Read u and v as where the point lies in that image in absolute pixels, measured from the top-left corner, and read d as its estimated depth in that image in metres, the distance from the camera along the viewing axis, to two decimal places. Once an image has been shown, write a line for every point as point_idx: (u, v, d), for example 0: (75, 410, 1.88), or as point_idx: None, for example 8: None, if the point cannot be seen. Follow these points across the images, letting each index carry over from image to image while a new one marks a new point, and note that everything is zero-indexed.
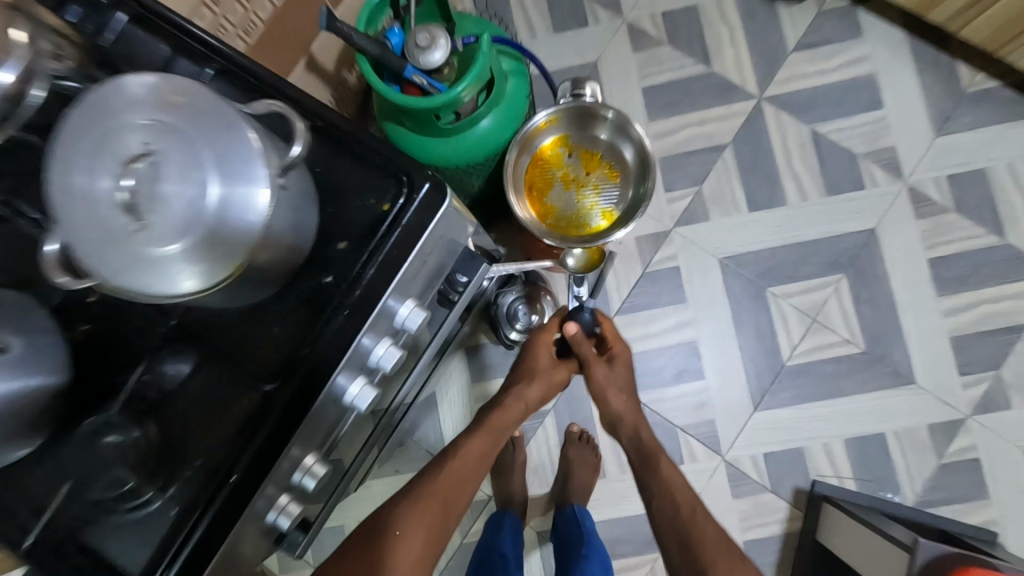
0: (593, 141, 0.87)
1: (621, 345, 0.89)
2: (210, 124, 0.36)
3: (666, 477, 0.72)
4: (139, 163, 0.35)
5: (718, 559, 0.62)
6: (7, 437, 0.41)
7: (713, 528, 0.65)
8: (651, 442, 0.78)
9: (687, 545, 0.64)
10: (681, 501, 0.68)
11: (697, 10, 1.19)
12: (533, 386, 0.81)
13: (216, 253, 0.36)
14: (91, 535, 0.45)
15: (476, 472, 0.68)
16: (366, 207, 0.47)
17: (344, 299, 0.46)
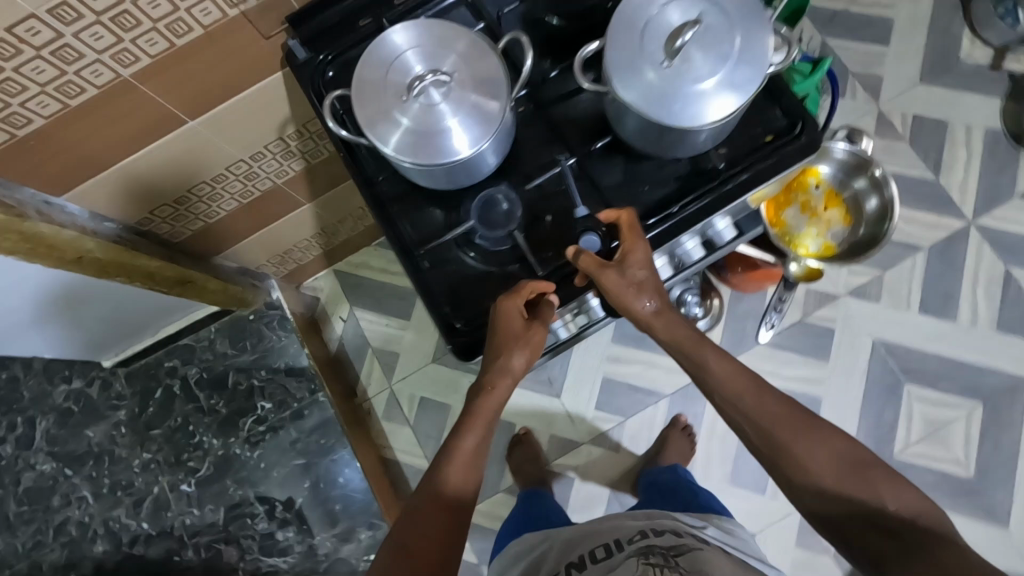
0: (844, 185, 0.99)
1: (637, 238, 0.59)
2: (744, 26, 0.52)
3: (715, 368, 0.64)
4: (695, 28, 0.51)
5: (791, 431, 0.59)
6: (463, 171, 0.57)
7: (773, 399, 0.62)
8: (686, 335, 0.65)
9: (769, 436, 0.60)
10: (745, 389, 0.62)
11: (946, 126, 1.28)
12: (517, 354, 0.59)
13: (704, 106, 0.52)
14: (447, 272, 0.62)
15: (494, 418, 0.62)
16: (754, 134, 0.61)
17: (708, 189, 0.60)
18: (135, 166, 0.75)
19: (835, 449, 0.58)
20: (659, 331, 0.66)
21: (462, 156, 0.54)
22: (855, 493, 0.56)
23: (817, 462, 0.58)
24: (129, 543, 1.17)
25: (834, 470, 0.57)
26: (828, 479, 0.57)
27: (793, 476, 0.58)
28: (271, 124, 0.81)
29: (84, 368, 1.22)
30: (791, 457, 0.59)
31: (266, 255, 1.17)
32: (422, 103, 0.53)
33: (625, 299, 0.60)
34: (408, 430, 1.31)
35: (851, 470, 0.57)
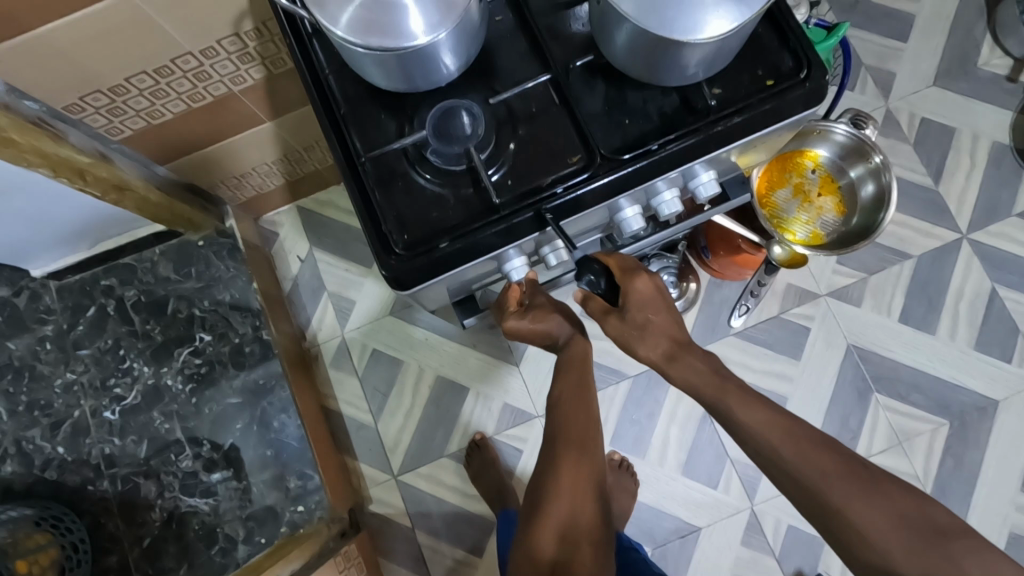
0: (841, 172, 0.93)
1: (633, 277, 0.60)
2: None
3: (745, 421, 0.57)
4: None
5: (849, 491, 0.52)
6: (419, 67, 0.50)
7: (820, 452, 0.54)
8: (706, 377, 0.59)
9: (817, 495, 0.53)
10: (783, 443, 0.55)
11: (953, 133, 1.23)
12: (578, 342, 0.68)
13: (704, 18, 0.44)
14: (388, 184, 0.55)
15: (585, 433, 0.67)
16: (753, 75, 0.54)
17: (695, 129, 0.53)
18: (61, 36, 0.66)
19: (901, 510, 0.51)
20: (675, 372, 0.60)
21: (416, 41, 0.46)
22: (940, 571, 0.48)
23: (882, 527, 0.51)
24: (41, 466, 1.09)
25: (904, 539, 0.50)
26: (900, 548, 0.50)
27: (861, 546, 0.51)
28: (225, 15, 0.72)
29: (13, 276, 1.12)
30: (850, 520, 0.51)
31: (221, 176, 1.08)
32: None
33: (631, 342, 0.61)
34: (356, 381, 1.25)
35: (928, 539, 0.50)
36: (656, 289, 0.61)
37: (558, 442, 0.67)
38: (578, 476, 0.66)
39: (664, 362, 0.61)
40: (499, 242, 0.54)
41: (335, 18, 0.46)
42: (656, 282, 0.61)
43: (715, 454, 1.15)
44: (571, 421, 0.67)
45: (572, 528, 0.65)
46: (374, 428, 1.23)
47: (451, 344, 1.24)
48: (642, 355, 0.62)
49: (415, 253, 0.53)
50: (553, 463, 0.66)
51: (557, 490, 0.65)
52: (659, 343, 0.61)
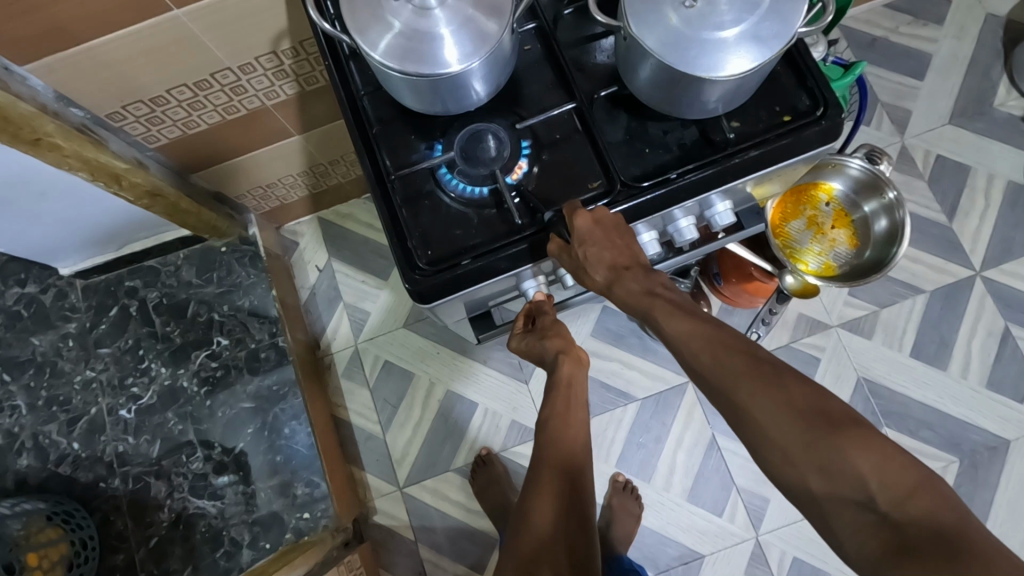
0: (855, 207, 0.94)
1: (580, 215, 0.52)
2: None
3: (663, 327, 0.52)
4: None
5: (753, 387, 0.47)
6: (452, 93, 0.52)
7: (735, 352, 0.49)
8: (635, 296, 0.54)
9: (725, 397, 0.48)
10: (697, 345, 0.50)
11: (968, 171, 1.24)
12: (563, 362, 0.67)
13: (724, 58, 0.46)
14: (415, 202, 0.57)
15: (568, 453, 0.68)
16: (771, 110, 0.56)
17: (714, 160, 0.55)
18: (110, 48, 0.69)
19: (805, 404, 0.45)
20: (615, 296, 0.55)
21: (450, 69, 0.49)
22: (834, 467, 0.43)
23: (783, 426, 0.45)
24: (56, 461, 1.11)
25: (805, 436, 0.44)
26: (797, 445, 0.44)
27: (763, 446, 0.46)
28: (265, 34, 0.75)
29: (42, 274, 1.18)
30: (752, 419, 0.46)
31: (248, 185, 1.12)
32: (415, 10, 0.48)
33: (577, 278, 0.56)
34: (366, 392, 1.26)
35: (827, 432, 0.43)
36: (599, 223, 0.53)
37: (538, 467, 0.68)
38: (557, 496, 0.66)
39: (604, 288, 0.56)
40: (520, 261, 0.56)
41: (374, 42, 0.49)
42: (597, 216, 0.53)
43: (722, 482, 1.15)
44: (550, 442, 0.69)
45: (552, 545, 0.63)
46: (382, 440, 1.24)
47: (462, 358, 1.26)
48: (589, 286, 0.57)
49: (437, 269, 0.55)
50: (532, 488, 0.67)
51: (538, 510, 0.65)
52: (598, 273, 0.55)
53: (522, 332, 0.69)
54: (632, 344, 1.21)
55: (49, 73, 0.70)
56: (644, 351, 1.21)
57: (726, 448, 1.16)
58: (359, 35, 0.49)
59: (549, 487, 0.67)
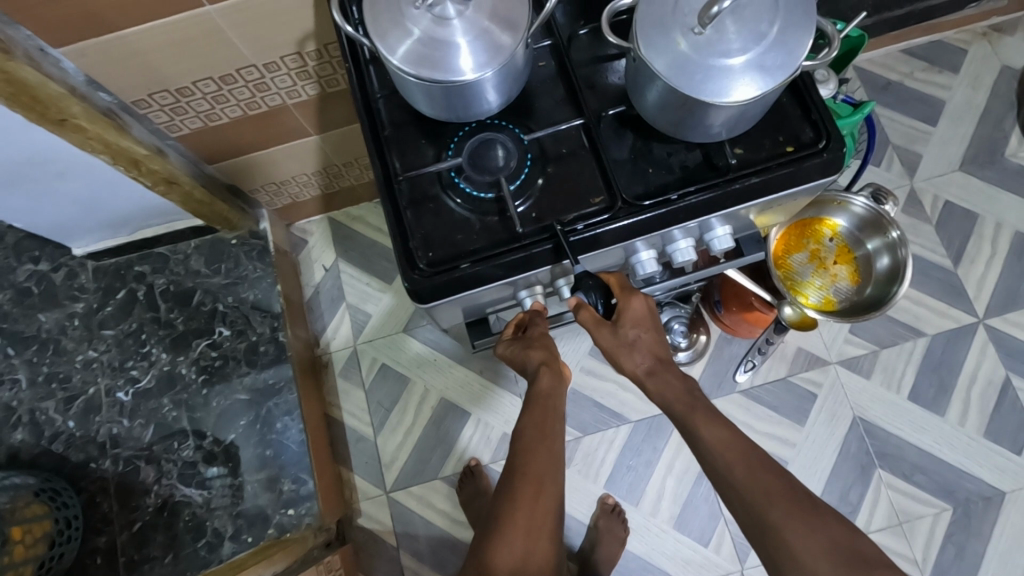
0: (859, 244, 0.94)
1: (630, 296, 0.64)
2: (793, 7, 0.48)
3: (704, 437, 0.60)
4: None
5: (786, 511, 0.54)
6: (464, 101, 0.54)
7: (769, 476, 0.57)
8: (680, 392, 0.62)
9: (757, 514, 0.55)
10: (738, 463, 0.57)
11: (975, 218, 1.24)
12: (546, 374, 0.70)
13: (731, 83, 0.48)
14: (419, 204, 0.59)
15: (544, 472, 0.67)
16: (775, 141, 0.57)
17: (716, 184, 0.56)
18: (144, 38, 0.72)
19: (833, 537, 0.52)
20: (653, 388, 0.64)
21: (464, 78, 0.50)
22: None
23: (811, 550, 0.52)
24: (49, 437, 1.14)
25: (831, 562, 0.51)
26: (825, 570, 0.50)
27: (788, 565, 0.52)
28: (292, 35, 0.78)
29: (54, 253, 1.21)
30: (785, 541, 0.53)
31: (262, 181, 1.14)
32: (432, 19, 0.50)
33: (618, 357, 0.65)
34: (361, 393, 1.26)
35: (853, 566, 0.50)
36: (650, 310, 0.65)
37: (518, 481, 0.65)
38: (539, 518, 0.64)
39: (643, 376, 0.65)
40: (518, 270, 0.57)
41: (393, 48, 0.51)
42: (650, 303, 0.65)
43: (709, 511, 1.14)
44: (532, 458, 0.67)
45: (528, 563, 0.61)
46: (373, 442, 1.23)
47: (457, 366, 1.26)
48: (623, 369, 0.66)
49: (436, 271, 0.56)
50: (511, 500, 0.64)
51: (519, 525, 0.63)
52: (641, 359, 0.65)
53: (510, 339, 0.72)
54: None
55: (82, 57, 0.72)
56: None
57: None
58: (378, 39, 0.51)
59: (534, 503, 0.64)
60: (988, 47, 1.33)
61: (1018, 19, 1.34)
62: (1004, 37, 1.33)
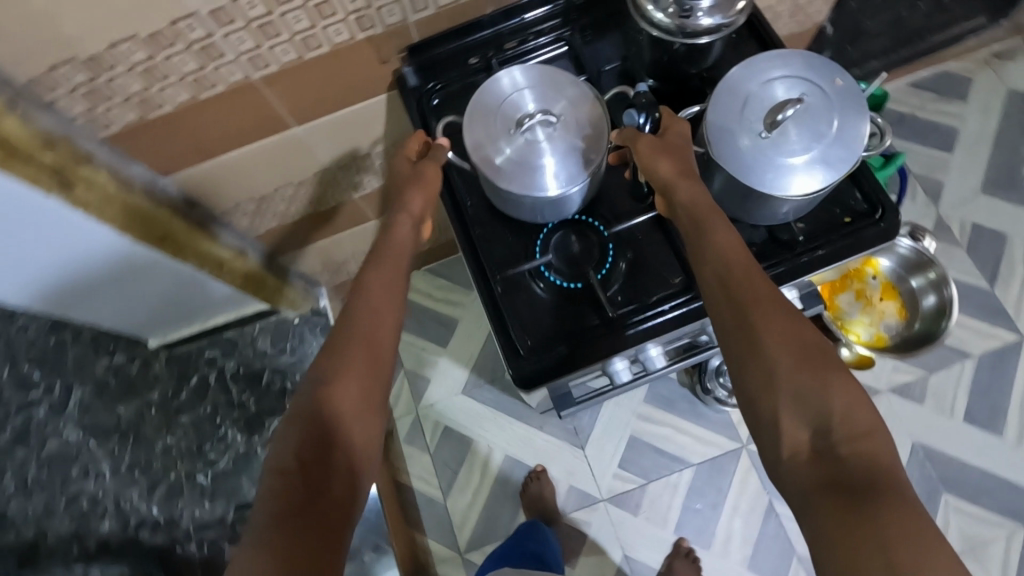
0: (902, 280, 0.99)
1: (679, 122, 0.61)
2: (849, 112, 0.54)
3: (714, 237, 0.53)
4: (797, 104, 0.54)
5: (768, 311, 0.50)
6: (551, 208, 0.60)
7: (763, 282, 0.51)
8: (705, 201, 0.55)
9: (741, 312, 0.50)
10: (737, 263, 0.52)
11: (1004, 238, 1.28)
12: (412, 193, 0.65)
13: (795, 176, 0.53)
14: (514, 296, 0.64)
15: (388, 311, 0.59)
16: (832, 214, 0.63)
17: (786, 259, 0.62)
18: (239, 159, 0.79)
19: (809, 347, 0.48)
20: (680, 192, 0.56)
21: (549, 194, 0.57)
22: (808, 399, 0.47)
23: (783, 351, 0.48)
24: (135, 525, 1.19)
25: (796, 365, 0.48)
26: (787, 373, 0.47)
27: (753, 360, 0.49)
28: (366, 139, 0.85)
29: (129, 346, 1.28)
30: (760, 339, 0.49)
31: (322, 263, 1.21)
32: (524, 142, 0.57)
33: (656, 161, 0.58)
34: (427, 457, 1.29)
35: (812, 371, 0.47)
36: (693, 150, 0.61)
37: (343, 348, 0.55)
38: (355, 419, 0.53)
39: (675, 180, 0.56)
40: (614, 349, 0.61)
41: (487, 164, 0.57)
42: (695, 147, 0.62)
43: (780, 549, 1.15)
44: (367, 315, 0.58)
45: (357, 486, 0.51)
46: (442, 504, 1.26)
47: (516, 423, 1.29)
48: (654, 174, 0.58)
49: (538, 358, 0.62)
50: (333, 376, 0.54)
51: (348, 424, 0.53)
52: (667, 168, 0.57)
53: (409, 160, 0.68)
54: (684, 410, 1.25)
55: (185, 180, 0.80)
56: (695, 416, 1.24)
57: (784, 514, 1.17)
58: (474, 151, 0.58)
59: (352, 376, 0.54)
60: (993, 74, 1.39)
61: (1017, 46, 1.40)
62: (1007, 63, 1.40)
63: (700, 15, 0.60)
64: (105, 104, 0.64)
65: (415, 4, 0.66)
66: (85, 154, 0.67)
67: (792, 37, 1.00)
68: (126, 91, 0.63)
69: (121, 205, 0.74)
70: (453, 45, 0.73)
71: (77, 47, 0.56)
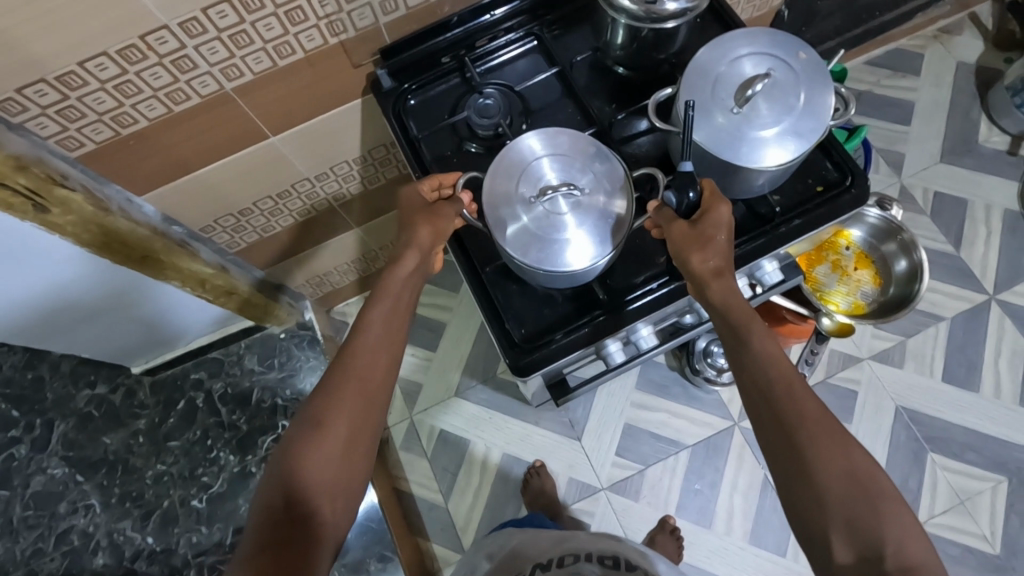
0: (873, 249, 1.03)
1: (721, 202, 0.57)
2: (814, 87, 0.56)
3: (754, 346, 0.54)
4: (765, 80, 0.56)
5: (817, 435, 0.50)
6: (572, 280, 0.61)
7: (810, 398, 0.52)
8: (741, 299, 0.56)
9: (783, 430, 0.51)
10: (780, 378, 0.53)
11: (965, 203, 1.34)
12: (421, 227, 0.62)
13: (765, 149, 0.55)
14: (505, 287, 0.65)
15: (382, 357, 0.58)
16: (805, 185, 0.65)
17: (766, 231, 0.64)
18: (217, 175, 0.79)
19: (856, 468, 0.49)
20: (713, 291, 0.56)
21: (564, 270, 0.58)
22: (860, 526, 0.48)
23: (830, 472, 0.49)
24: (130, 558, 1.16)
25: (843, 487, 0.49)
26: (835, 496, 0.49)
27: (799, 480, 0.50)
28: (345, 146, 0.85)
29: (111, 374, 1.25)
30: (807, 460, 0.50)
31: (306, 275, 1.20)
32: (547, 215, 0.58)
33: (688, 254, 0.57)
34: (425, 462, 1.29)
35: (861, 496, 0.48)
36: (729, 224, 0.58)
37: (335, 393, 0.55)
38: (337, 463, 0.54)
39: (709, 277, 0.56)
40: (607, 333, 0.63)
41: (506, 232, 0.58)
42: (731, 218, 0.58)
43: (781, 522, 1.18)
44: (361, 358, 0.57)
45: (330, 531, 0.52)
46: (445, 507, 1.26)
47: (513, 420, 1.29)
48: (684, 264, 0.57)
49: (533, 346, 0.63)
50: (320, 425, 0.54)
51: (325, 469, 0.53)
52: (709, 262, 0.56)
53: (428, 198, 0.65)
54: (676, 394, 1.27)
55: (163, 199, 0.79)
56: (687, 399, 1.26)
57: None
58: (495, 223, 0.59)
59: (337, 424, 0.54)
60: (941, 48, 1.46)
61: (961, 20, 1.47)
62: (954, 37, 1.46)
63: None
64: (77, 124, 0.63)
65: (385, 6, 0.67)
66: (59, 175, 0.66)
67: (750, 23, 1.04)
68: (98, 108, 0.62)
69: (98, 226, 0.73)
70: (426, 45, 0.73)
71: (45, 66, 0.56)
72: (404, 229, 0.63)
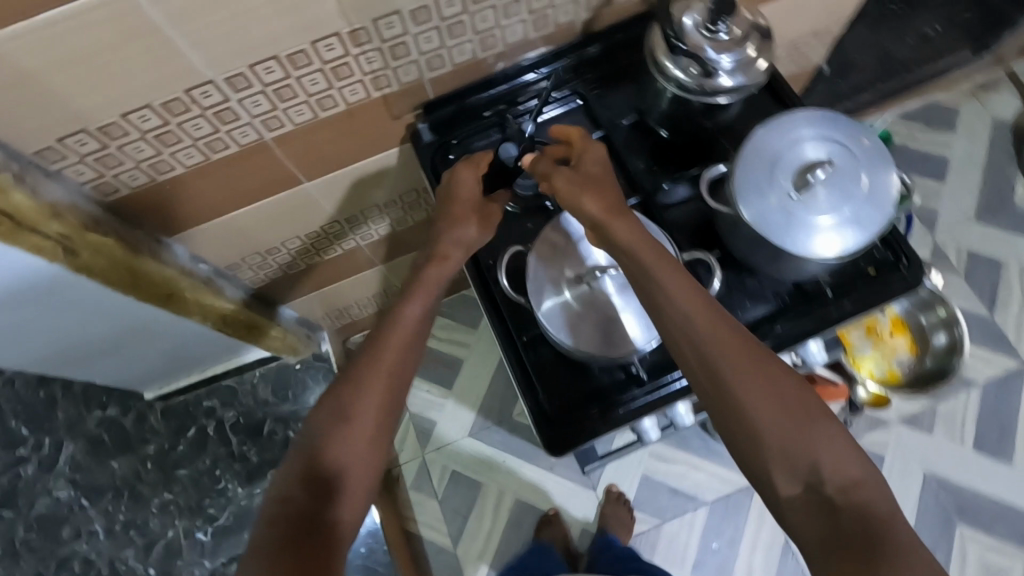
0: (911, 315, 1.00)
1: (587, 140, 0.61)
2: (874, 179, 0.55)
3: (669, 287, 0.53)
4: (826, 167, 0.54)
5: (742, 366, 0.50)
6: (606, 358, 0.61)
7: (730, 331, 0.51)
8: (644, 238, 0.55)
9: (707, 364, 0.50)
10: (700, 315, 0.52)
11: (1000, 265, 1.30)
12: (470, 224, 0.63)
13: (822, 237, 0.53)
14: (538, 358, 0.63)
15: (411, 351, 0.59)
16: (857, 264, 0.63)
17: (814, 312, 0.62)
18: (247, 217, 0.78)
19: (785, 394, 0.50)
20: (617, 231, 0.56)
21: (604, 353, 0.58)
22: (793, 454, 0.48)
23: (762, 405, 0.49)
24: None
25: (776, 417, 0.49)
26: (769, 425, 0.49)
27: (730, 413, 0.50)
28: (377, 190, 0.84)
29: (122, 397, 1.23)
30: (738, 399, 0.49)
31: (326, 308, 1.18)
32: (589, 294, 0.60)
33: (580, 198, 0.57)
34: (435, 503, 1.26)
35: (795, 422, 0.49)
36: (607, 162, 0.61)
37: (360, 385, 0.56)
38: (364, 451, 0.54)
39: (608, 220, 0.56)
40: (645, 413, 0.61)
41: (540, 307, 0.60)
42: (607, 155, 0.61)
43: None
44: (387, 349, 0.58)
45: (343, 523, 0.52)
46: (453, 552, 1.22)
47: (527, 464, 1.26)
48: (581, 211, 0.57)
49: (566, 422, 0.61)
50: (343, 415, 0.55)
51: (345, 460, 0.53)
52: (595, 204, 0.57)
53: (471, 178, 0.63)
54: (696, 446, 1.23)
55: (194, 238, 0.78)
56: (708, 453, 1.23)
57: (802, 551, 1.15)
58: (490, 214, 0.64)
59: (361, 416, 0.55)
60: (977, 105, 1.44)
61: (999, 77, 1.45)
62: (990, 94, 1.44)
63: (721, 75, 0.60)
64: (115, 170, 0.62)
65: (432, 62, 0.66)
66: (92, 219, 0.65)
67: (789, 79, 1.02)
68: (137, 157, 0.61)
69: (126, 268, 0.71)
70: (466, 100, 0.72)
71: (89, 117, 0.55)
72: (450, 218, 0.63)
